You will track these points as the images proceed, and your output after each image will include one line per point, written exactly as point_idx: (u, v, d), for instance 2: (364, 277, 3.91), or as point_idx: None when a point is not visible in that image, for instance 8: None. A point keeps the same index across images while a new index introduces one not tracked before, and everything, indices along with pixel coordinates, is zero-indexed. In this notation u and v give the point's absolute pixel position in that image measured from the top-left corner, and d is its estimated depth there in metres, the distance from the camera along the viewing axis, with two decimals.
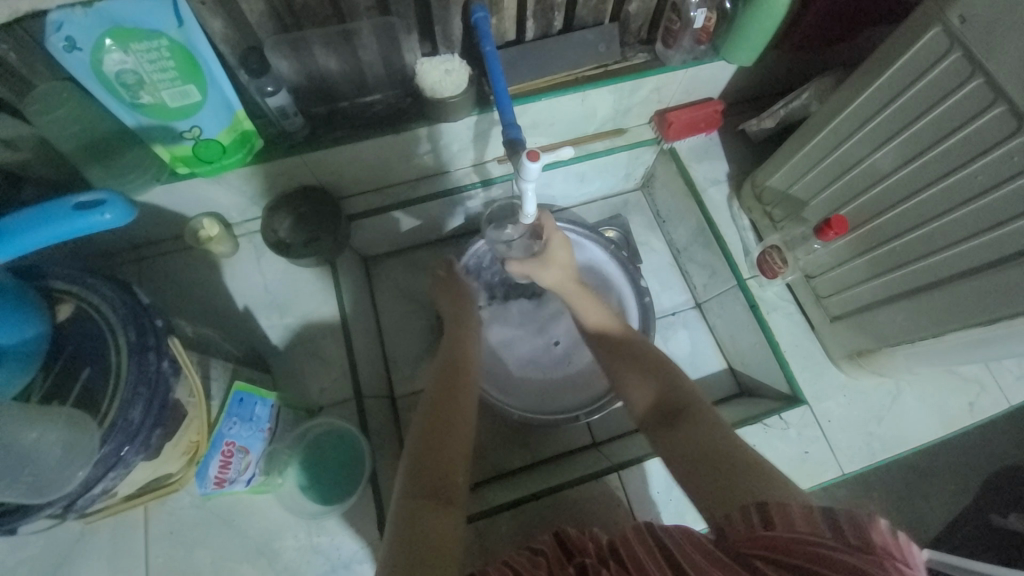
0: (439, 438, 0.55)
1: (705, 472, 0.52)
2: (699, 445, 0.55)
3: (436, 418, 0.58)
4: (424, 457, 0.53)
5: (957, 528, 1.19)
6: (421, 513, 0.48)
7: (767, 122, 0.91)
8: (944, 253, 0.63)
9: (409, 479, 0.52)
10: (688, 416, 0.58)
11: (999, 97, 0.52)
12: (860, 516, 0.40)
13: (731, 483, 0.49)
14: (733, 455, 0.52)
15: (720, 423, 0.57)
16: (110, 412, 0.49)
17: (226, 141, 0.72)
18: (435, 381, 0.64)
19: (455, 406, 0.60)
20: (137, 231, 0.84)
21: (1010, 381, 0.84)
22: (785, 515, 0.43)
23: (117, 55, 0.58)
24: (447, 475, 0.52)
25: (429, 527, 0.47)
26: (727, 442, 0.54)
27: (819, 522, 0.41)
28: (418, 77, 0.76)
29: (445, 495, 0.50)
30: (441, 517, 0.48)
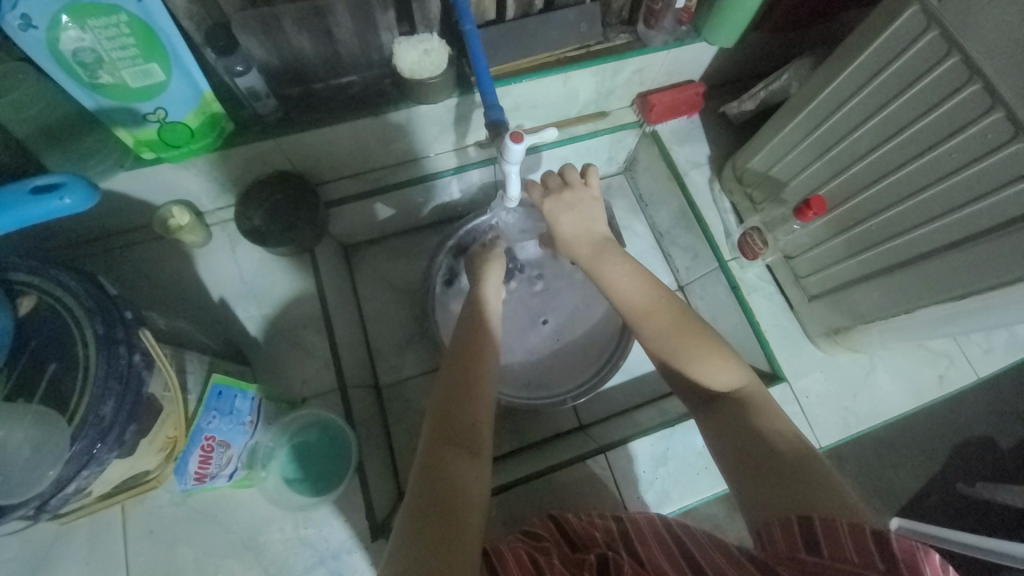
0: (470, 397, 0.57)
1: (752, 469, 0.51)
2: (747, 435, 0.53)
3: (467, 376, 0.59)
4: (452, 415, 0.55)
5: (924, 497, 1.25)
6: (448, 459, 0.51)
7: (747, 104, 0.92)
8: (916, 231, 0.65)
9: (437, 432, 0.54)
10: (731, 408, 0.56)
11: (975, 75, 0.54)
12: (913, 550, 0.40)
13: (781, 485, 0.48)
14: (779, 455, 0.50)
15: (766, 417, 0.54)
16: (79, 407, 0.46)
17: (194, 124, 0.69)
18: (462, 336, 0.65)
19: (482, 361, 0.61)
20: (101, 220, 0.79)
21: (977, 355, 0.88)
22: (831, 535, 0.43)
23: (74, 32, 0.54)
24: (474, 426, 0.55)
25: (457, 474, 0.50)
26: (775, 440, 0.52)
27: (870, 548, 0.41)
28: (395, 59, 0.73)
29: (471, 445, 0.54)
30: (467, 462, 0.52)
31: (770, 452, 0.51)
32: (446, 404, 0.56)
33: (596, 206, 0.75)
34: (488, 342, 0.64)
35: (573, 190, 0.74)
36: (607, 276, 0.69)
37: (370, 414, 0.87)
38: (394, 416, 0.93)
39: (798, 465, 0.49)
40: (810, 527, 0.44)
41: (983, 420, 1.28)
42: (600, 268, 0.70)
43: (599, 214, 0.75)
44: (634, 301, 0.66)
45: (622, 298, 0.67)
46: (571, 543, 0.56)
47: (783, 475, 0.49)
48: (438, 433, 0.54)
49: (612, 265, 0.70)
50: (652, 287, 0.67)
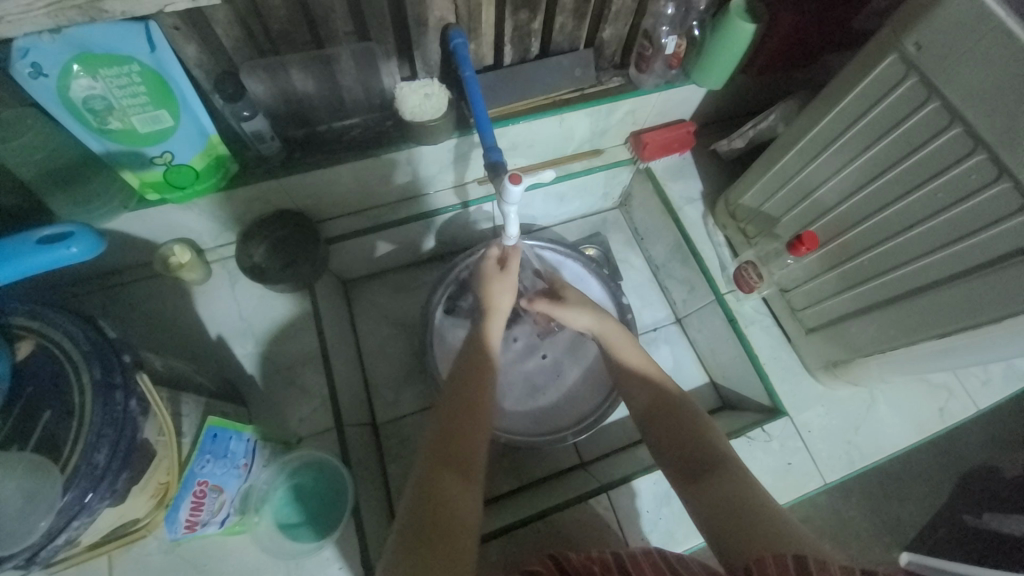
0: (466, 424, 0.62)
1: (722, 529, 0.50)
2: (724, 497, 0.52)
3: (466, 404, 0.64)
4: (450, 441, 0.59)
5: (933, 530, 1.22)
6: (444, 483, 0.55)
7: (737, 142, 0.95)
8: (910, 266, 0.66)
9: (434, 458, 0.58)
10: (712, 468, 0.56)
11: (955, 119, 0.56)
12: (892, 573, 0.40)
13: (753, 534, 0.47)
14: (758, 508, 0.50)
15: (750, 478, 0.54)
16: (73, 456, 0.45)
17: (199, 166, 0.71)
18: (463, 368, 0.69)
19: (482, 392, 0.66)
20: (101, 259, 0.80)
21: (976, 387, 0.88)
22: (821, 568, 0.40)
23: (85, 80, 0.56)
24: (468, 454, 0.59)
25: (453, 495, 0.54)
26: (754, 493, 0.52)
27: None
28: (397, 102, 0.75)
29: (463, 471, 0.57)
30: (460, 484, 0.55)
31: (752, 507, 0.50)
32: (442, 435, 0.60)
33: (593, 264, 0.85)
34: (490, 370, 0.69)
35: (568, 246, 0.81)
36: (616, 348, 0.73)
37: (367, 453, 0.85)
38: (392, 455, 0.92)
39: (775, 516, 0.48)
40: (799, 563, 0.41)
41: (989, 448, 1.26)
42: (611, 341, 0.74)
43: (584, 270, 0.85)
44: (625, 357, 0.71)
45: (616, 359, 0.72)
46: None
47: (755, 527, 0.48)
48: (435, 459, 0.57)
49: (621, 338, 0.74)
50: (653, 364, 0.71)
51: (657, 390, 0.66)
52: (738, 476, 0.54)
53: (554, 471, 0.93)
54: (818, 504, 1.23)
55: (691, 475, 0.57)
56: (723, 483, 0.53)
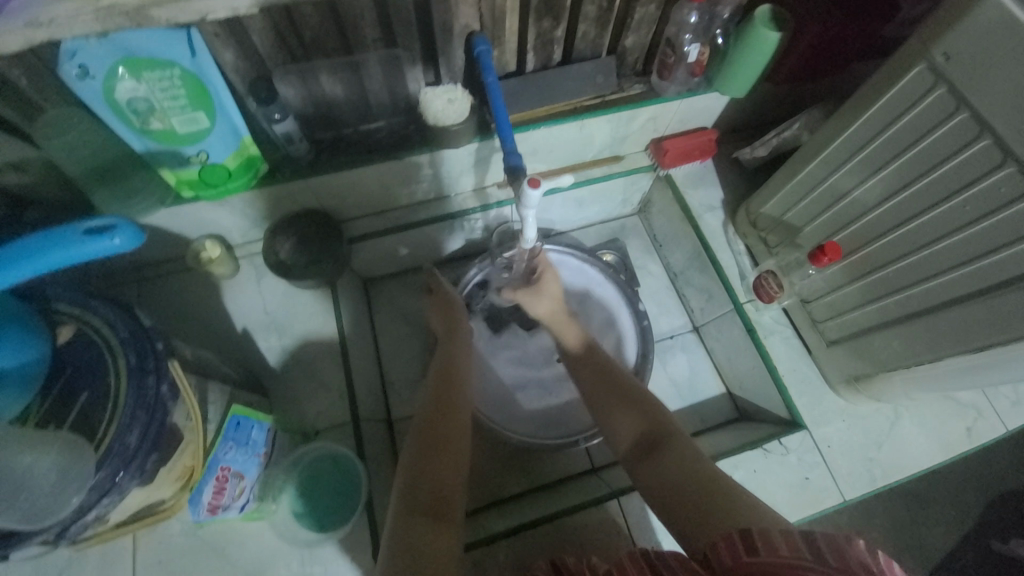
0: (435, 465, 0.58)
1: (683, 507, 0.53)
2: (681, 476, 0.55)
3: (433, 437, 0.61)
4: (420, 479, 0.57)
5: (960, 555, 1.17)
6: (418, 529, 0.52)
7: (759, 150, 0.94)
8: (937, 279, 0.64)
9: (404, 498, 0.55)
10: (665, 448, 0.59)
11: (984, 130, 0.55)
12: (839, 538, 0.40)
13: (712, 510, 0.50)
14: (711, 485, 0.53)
15: (698, 450, 0.58)
16: (107, 436, 0.48)
17: (232, 165, 0.74)
18: (432, 398, 0.68)
19: (452, 426, 0.64)
20: (138, 252, 0.84)
21: (1007, 407, 0.85)
22: (766, 540, 0.41)
23: (129, 82, 0.60)
24: (439, 493, 0.56)
25: (423, 539, 0.51)
26: (706, 469, 0.55)
27: (801, 546, 0.40)
28: (421, 106, 0.78)
29: (439, 513, 0.54)
30: (437, 531, 0.52)
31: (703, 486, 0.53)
32: (410, 475, 0.58)
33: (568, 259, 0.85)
34: (457, 406, 0.67)
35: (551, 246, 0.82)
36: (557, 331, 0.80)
37: (381, 449, 0.87)
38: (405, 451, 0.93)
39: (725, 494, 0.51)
40: (748, 537, 0.43)
41: (1020, 473, 1.21)
42: (556, 321, 0.80)
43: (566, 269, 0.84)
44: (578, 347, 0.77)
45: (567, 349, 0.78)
46: None
47: (710, 500, 0.51)
48: (406, 503, 0.55)
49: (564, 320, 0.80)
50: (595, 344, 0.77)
51: (616, 388, 0.69)
52: (681, 446, 0.59)
53: (565, 474, 0.93)
54: (838, 522, 1.20)
55: (645, 455, 0.60)
56: (675, 464, 0.57)
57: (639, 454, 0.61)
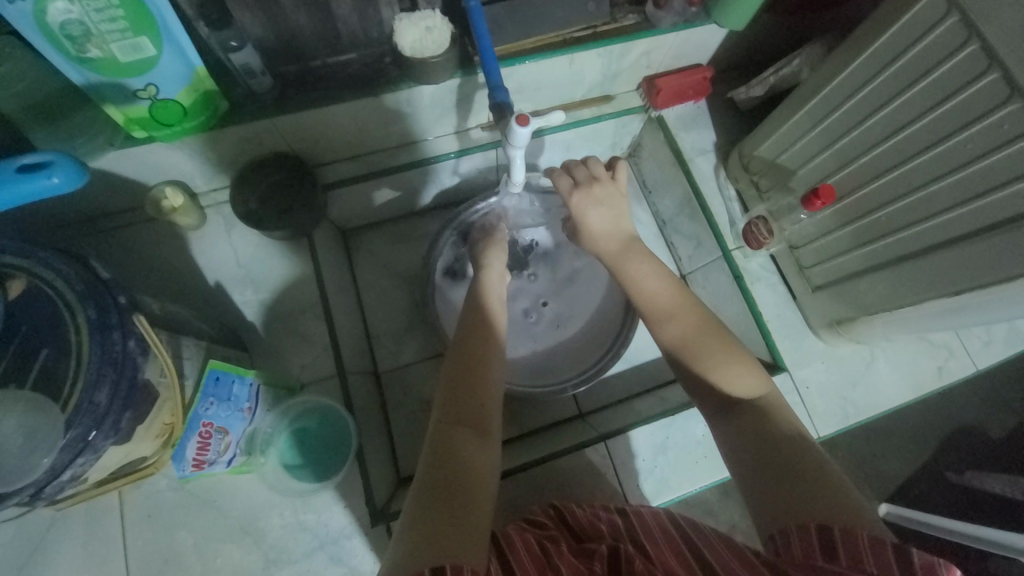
0: (478, 383, 0.59)
1: (761, 476, 0.51)
2: (761, 436, 0.54)
3: (476, 369, 0.60)
4: (463, 406, 0.57)
5: (914, 484, 1.27)
6: (458, 438, 0.54)
7: (755, 89, 0.90)
8: (928, 223, 0.64)
9: (443, 426, 0.55)
10: (744, 408, 0.57)
11: (993, 64, 0.52)
12: (936, 565, 0.39)
13: (796, 487, 0.49)
14: (792, 458, 0.51)
15: (793, 428, 0.55)
16: (73, 395, 0.45)
17: (186, 102, 0.66)
18: (465, 330, 0.66)
19: (489, 356, 0.62)
20: (91, 201, 0.77)
21: (977, 347, 0.88)
22: (853, 551, 0.42)
23: (61, 3, 0.51)
24: (481, 411, 0.57)
25: (467, 453, 0.52)
26: (788, 438, 0.53)
27: (890, 563, 0.40)
28: (396, 36, 0.70)
29: (480, 429, 0.56)
30: (476, 443, 0.54)
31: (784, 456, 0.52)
32: (453, 395, 0.58)
33: (624, 202, 0.75)
34: (493, 328, 0.66)
35: (602, 185, 0.74)
36: (629, 274, 0.70)
37: (369, 401, 0.87)
38: (393, 402, 0.93)
39: (804, 469, 0.50)
40: (830, 539, 0.44)
41: (976, 409, 1.29)
42: (624, 268, 0.71)
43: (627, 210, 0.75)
44: (656, 296, 0.67)
45: (642, 297, 0.68)
46: (576, 534, 0.58)
47: (802, 482, 0.49)
48: (446, 417, 0.56)
49: (636, 265, 0.70)
50: (674, 285, 0.68)
51: (699, 332, 0.63)
52: (772, 414, 0.56)
53: (552, 421, 0.95)
54: None
55: (726, 415, 0.58)
56: (752, 425, 0.55)
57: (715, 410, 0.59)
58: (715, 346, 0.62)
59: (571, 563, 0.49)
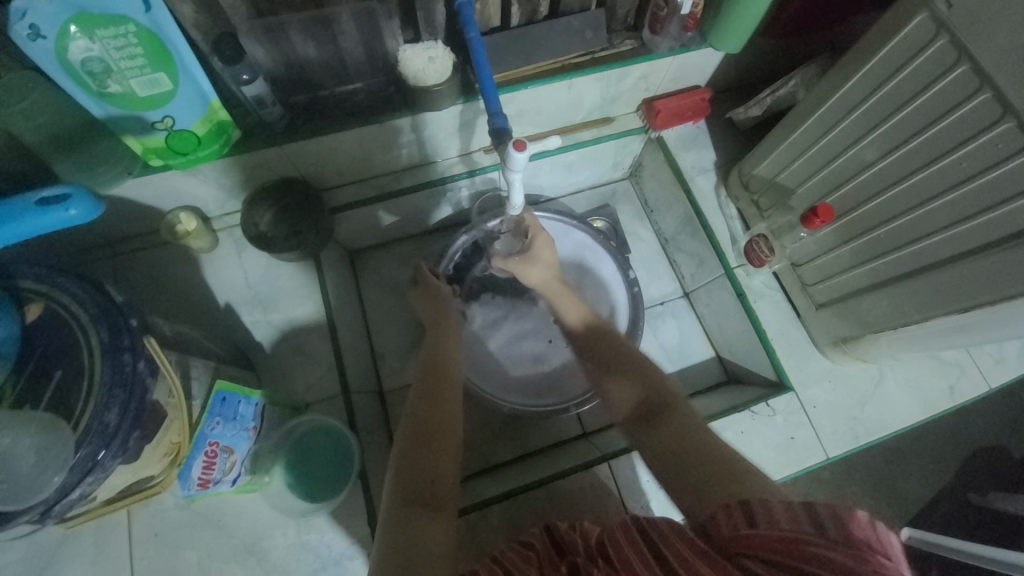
0: (433, 453, 0.56)
1: (689, 484, 0.53)
2: (677, 437, 0.58)
3: (427, 423, 0.59)
4: (413, 468, 0.54)
5: (937, 507, 1.22)
6: (411, 517, 0.49)
7: (754, 109, 0.91)
8: (928, 240, 0.64)
9: (398, 484, 0.53)
10: (664, 416, 0.61)
11: (984, 83, 0.53)
12: (841, 513, 0.40)
13: (711, 484, 0.51)
14: (709, 451, 0.55)
15: (698, 419, 0.60)
16: (84, 415, 0.47)
17: (201, 132, 0.69)
18: (424, 377, 0.66)
19: (442, 410, 0.61)
20: (111, 226, 0.81)
21: (990, 365, 0.86)
22: (767, 511, 0.43)
23: (83, 42, 0.54)
24: (435, 481, 0.54)
25: (418, 533, 0.48)
26: (700, 434, 0.57)
27: (802, 519, 0.41)
28: (400, 65, 0.73)
29: (431, 504, 0.51)
30: (429, 521, 0.49)
31: (698, 451, 0.55)
32: (407, 454, 0.56)
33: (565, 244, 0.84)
34: (450, 396, 0.64)
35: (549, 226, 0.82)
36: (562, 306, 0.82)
37: (373, 420, 0.87)
38: (397, 421, 0.94)
39: (718, 460, 0.53)
40: (749, 509, 0.44)
41: (998, 431, 1.25)
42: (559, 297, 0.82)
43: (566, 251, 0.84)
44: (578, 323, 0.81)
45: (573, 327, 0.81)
46: (558, 549, 0.53)
47: (723, 477, 0.51)
48: (399, 496, 0.52)
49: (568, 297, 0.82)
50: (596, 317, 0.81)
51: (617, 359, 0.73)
52: (685, 415, 0.61)
53: (556, 440, 0.95)
54: (819, 477, 1.24)
55: (644, 421, 0.63)
56: (671, 427, 0.59)
57: (638, 423, 0.64)
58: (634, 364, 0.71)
59: None
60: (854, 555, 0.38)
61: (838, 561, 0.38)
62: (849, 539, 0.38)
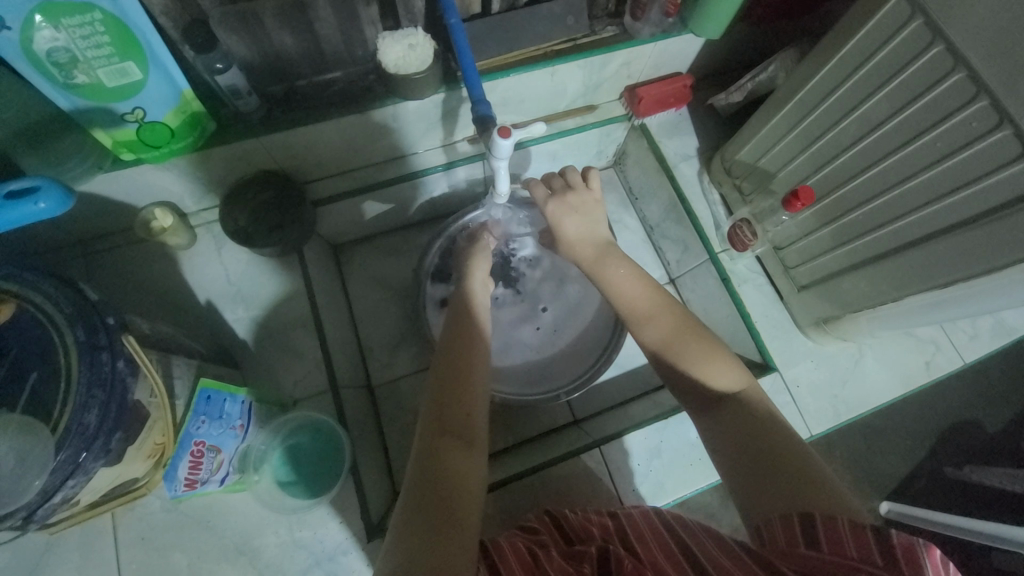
0: (464, 400, 0.58)
1: (750, 478, 0.52)
2: (746, 432, 0.55)
3: (461, 368, 0.61)
4: (447, 412, 0.57)
5: (913, 481, 1.26)
6: (446, 454, 0.53)
7: (735, 96, 0.92)
8: (905, 219, 0.65)
9: (432, 426, 0.56)
10: (731, 404, 0.58)
11: (958, 64, 0.54)
12: (916, 546, 0.39)
13: (774, 484, 0.50)
14: (779, 451, 0.52)
15: (769, 418, 0.56)
16: (63, 417, 0.45)
17: (174, 124, 0.67)
18: (455, 326, 0.67)
19: (474, 357, 0.63)
20: (83, 223, 0.78)
21: (963, 341, 0.89)
22: (834, 537, 0.43)
23: (48, 32, 0.52)
24: (468, 422, 0.57)
25: (450, 463, 0.52)
26: (775, 434, 0.54)
27: (871, 547, 0.40)
28: (379, 55, 0.71)
29: (469, 440, 0.55)
30: (463, 456, 0.53)
31: (766, 449, 0.53)
32: (438, 411, 0.57)
33: (597, 208, 0.76)
34: (476, 340, 0.65)
35: (576, 193, 0.75)
36: (606, 278, 0.71)
37: (363, 415, 0.86)
38: (388, 414, 0.93)
39: (787, 464, 0.51)
40: (811, 525, 0.45)
41: (969, 404, 1.30)
42: (602, 270, 0.72)
43: (600, 216, 0.76)
44: (634, 302, 0.68)
45: (621, 301, 0.69)
46: (569, 538, 0.56)
47: (791, 477, 0.49)
48: (433, 430, 0.55)
49: (612, 268, 0.71)
50: (647, 287, 0.69)
51: (683, 335, 0.64)
52: (755, 407, 0.57)
53: (548, 429, 0.95)
54: None
55: (708, 404, 0.59)
56: (736, 417, 0.57)
57: (699, 402, 0.61)
58: (701, 346, 0.63)
59: (561, 565, 0.49)
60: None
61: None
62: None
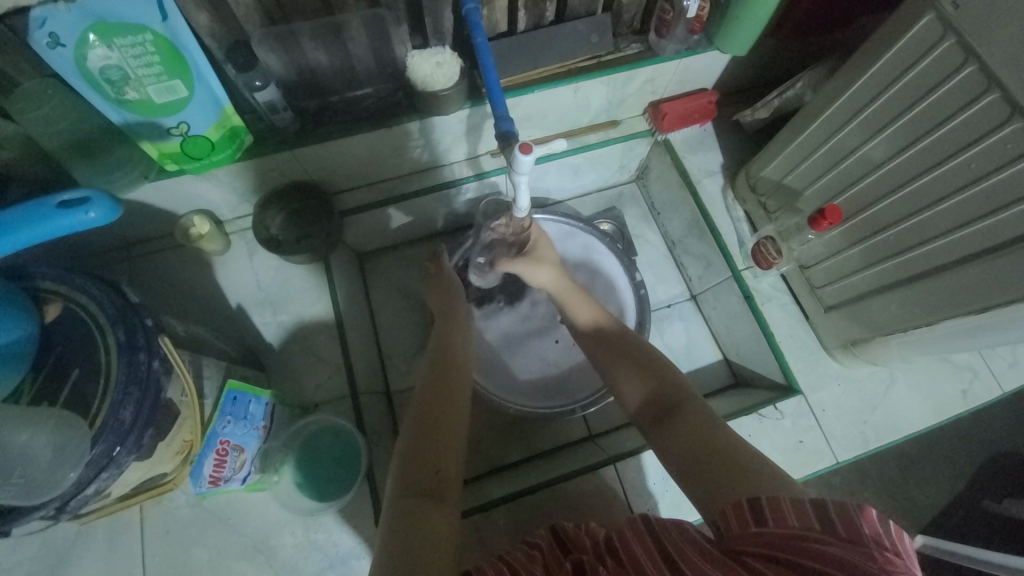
0: (437, 445, 0.57)
1: (706, 479, 0.51)
2: (693, 436, 0.55)
3: (434, 412, 0.60)
4: (420, 454, 0.56)
5: (952, 514, 1.19)
6: (413, 511, 0.50)
7: (761, 112, 0.91)
8: (938, 241, 0.63)
9: (401, 477, 0.54)
10: (679, 411, 0.59)
11: (992, 84, 0.53)
12: (850, 508, 0.41)
13: (723, 481, 0.50)
14: (723, 447, 0.53)
15: (712, 416, 0.57)
16: (101, 412, 0.48)
17: (215, 137, 0.71)
18: (430, 373, 0.67)
19: (452, 399, 0.63)
20: (128, 229, 0.83)
21: (1004, 369, 0.85)
22: (777, 511, 0.44)
23: (101, 50, 0.56)
24: (439, 470, 0.55)
25: (422, 526, 0.49)
26: (719, 433, 0.55)
27: (812, 517, 0.42)
28: (408, 71, 0.74)
29: (433, 494, 0.52)
30: (433, 512, 0.50)
31: (713, 448, 0.53)
32: (415, 439, 0.57)
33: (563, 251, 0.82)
34: (456, 386, 0.65)
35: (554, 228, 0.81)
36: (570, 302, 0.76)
37: (381, 421, 0.88)
38: None
39: (732, 458, 0.51)
40: (758, 506, 0.45)
41: (1014, 435, 1.23)
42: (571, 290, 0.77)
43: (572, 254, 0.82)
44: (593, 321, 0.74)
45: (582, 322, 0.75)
46: (564, 546, 0.53)
47: (737, 470, 0.50)
48: (403, 481, 0.53)
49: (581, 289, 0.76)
50: (609, 321, 0.73)
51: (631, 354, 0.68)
52: (697, 409, 0.58)
53: (563, 443, 0.95)
54: (831, 483, 1.23)
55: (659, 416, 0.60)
56: (686, 420, 0.57)
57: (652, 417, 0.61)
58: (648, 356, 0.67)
59: None
60: (861, 551, 0.39)
61: (853, 560, 0.38)
62: (861, 535, 0.40)
